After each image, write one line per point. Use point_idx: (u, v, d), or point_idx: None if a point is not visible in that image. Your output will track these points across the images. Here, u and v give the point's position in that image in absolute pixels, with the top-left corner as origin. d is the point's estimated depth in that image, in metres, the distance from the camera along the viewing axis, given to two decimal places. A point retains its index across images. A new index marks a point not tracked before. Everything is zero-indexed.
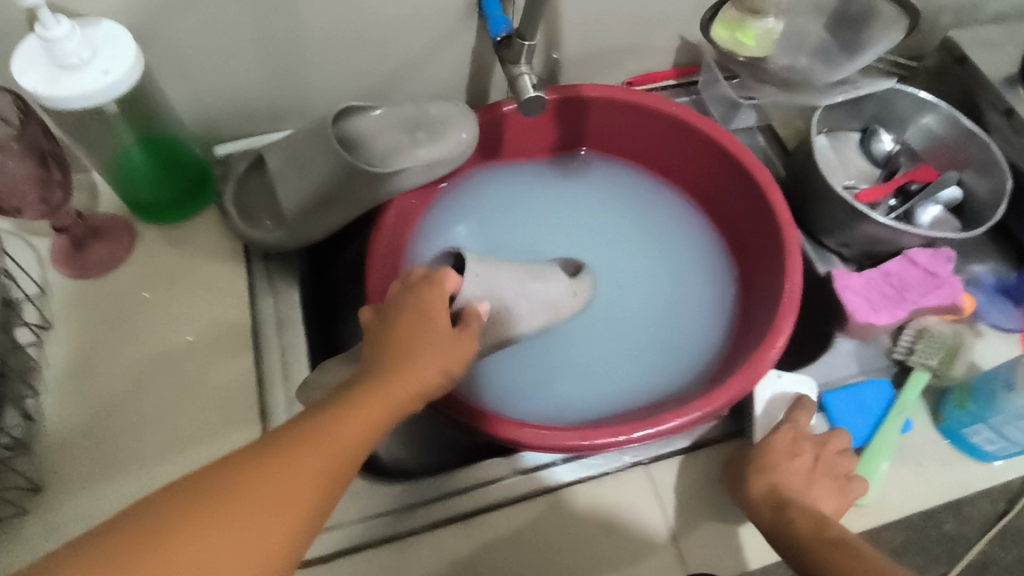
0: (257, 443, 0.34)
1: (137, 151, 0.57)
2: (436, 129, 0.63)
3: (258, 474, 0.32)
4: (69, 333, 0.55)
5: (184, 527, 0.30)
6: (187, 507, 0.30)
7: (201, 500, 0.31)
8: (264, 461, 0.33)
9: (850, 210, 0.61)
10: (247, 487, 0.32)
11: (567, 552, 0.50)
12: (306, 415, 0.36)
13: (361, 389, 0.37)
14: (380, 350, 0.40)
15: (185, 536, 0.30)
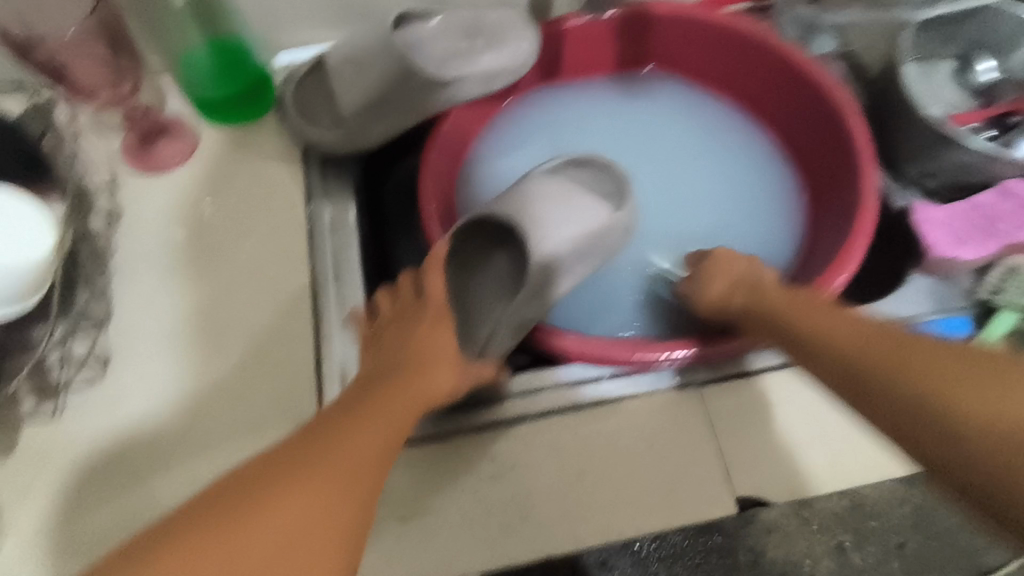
0: (291, 449, 0.37)
1: (201, 50, 0.58)
2: (497, 37, 0.60)
3: (317, 457, 0.36)
4: (136, 224, 0.57)
5: (232, 530, 0.32)
6: (233, 509, 0.33)
7: (269, 481, 0.35)
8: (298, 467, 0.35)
9: (939, 136, 0.56)
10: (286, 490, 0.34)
11: (611, 462, 0.50)
12: (339, 415, 0.40)
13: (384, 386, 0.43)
14: (397, 360, 0.46)
15: (232, 533, 0.32)
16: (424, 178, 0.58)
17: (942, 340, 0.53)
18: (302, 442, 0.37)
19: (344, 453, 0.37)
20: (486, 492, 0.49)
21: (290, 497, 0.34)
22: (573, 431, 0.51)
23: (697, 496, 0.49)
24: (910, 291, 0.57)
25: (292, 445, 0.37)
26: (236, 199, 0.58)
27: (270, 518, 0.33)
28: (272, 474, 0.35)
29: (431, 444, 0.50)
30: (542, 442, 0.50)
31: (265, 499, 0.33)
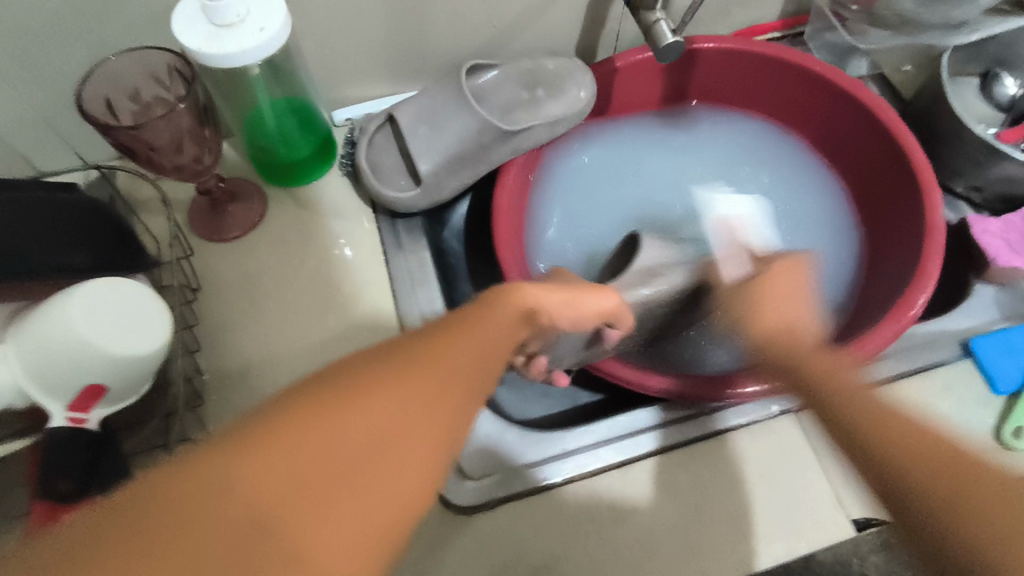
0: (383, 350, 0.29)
1: (268, 113, 0.58)
2: (557, 85, 0.62)
3: (412, 360, 0.28)
4: (218, 294, 0.56)
5: (344, 406, 0.25)
6: (339, 391, 0.26)
7: (359, 384, 0.26)
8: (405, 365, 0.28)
9: (988, 150, 0.59)
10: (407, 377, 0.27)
11: (722, 494, 0.51)
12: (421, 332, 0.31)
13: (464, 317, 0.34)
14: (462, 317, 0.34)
15: (340, 412, 0.25)
16: (500, 225, 0.58)
17: (1017, 347, 0.55)
18: (384, 354, 0.29)
19: (426, 381, 0.28)
20: (607, 537, 0.49)
21: (382, 398, 0.26)
22: (682, 468, 0.52)
23: (812, 525, 0.49)
24: (976, 301, 0.59)
25: (373, 356, 0.29)
26: (313, 261, 0.59)
27: (361, 424, 0.25)
28: (359, 379, 0.27)
29: (546, 494, 0.51)
30: (653, 480, 0.51)
31: (356, 398, 0.26)
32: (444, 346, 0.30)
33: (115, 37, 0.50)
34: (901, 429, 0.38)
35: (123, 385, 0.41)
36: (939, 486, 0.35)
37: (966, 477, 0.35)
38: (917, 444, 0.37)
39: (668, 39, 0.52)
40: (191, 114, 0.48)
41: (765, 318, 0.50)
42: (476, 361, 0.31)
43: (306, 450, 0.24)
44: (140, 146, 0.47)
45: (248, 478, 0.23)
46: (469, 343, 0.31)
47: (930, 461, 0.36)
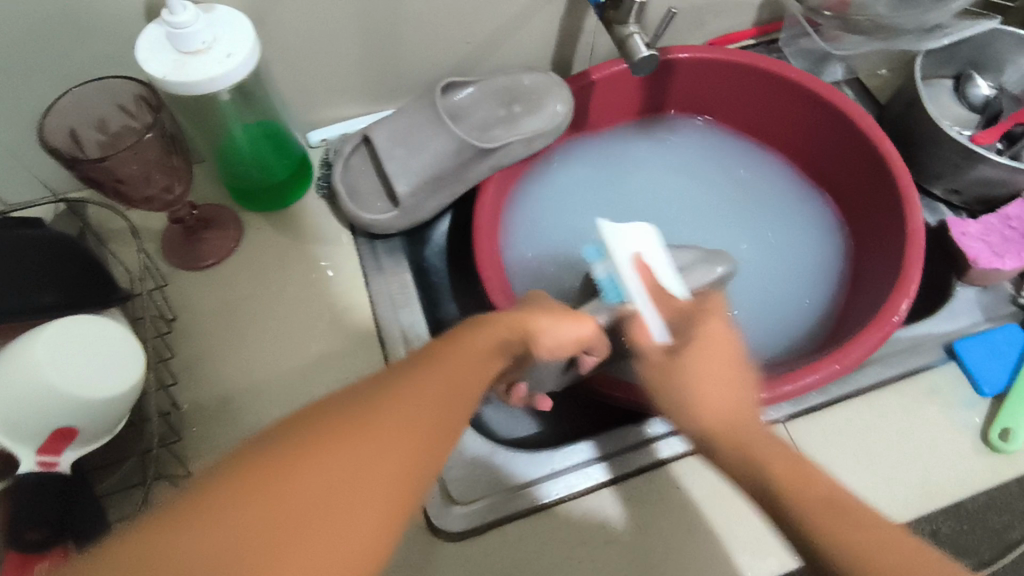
0: (351, 393, 0.32)
1: (240, 138, 0.57)
2: (534, 101, 0.62)
3: (374, 410, 0.30)
4: (195, 324, 0.55)
5: (306, 454, 0.27)
6: (303, 440, 0.28)
7: (310, 442, 0.28)
8: (366, 412, 0.30)
9: (964, 152, 0.59)
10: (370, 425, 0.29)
11: (714, 508, 0.50)
12: (385, 376, 0.33)
13: (435, 355, 0.35)
14: (431, 357, 0.34)
15: (306, 463, 0.27)
16: (480, 244, 0.57)
17: (999, 348, 0.56)
18: (338, 407, 0.30)
19: (377, 431, 0.29)
20: (599, 558, 0.48)
21: (333, 453, 0.28)
22: (673, 485, 0.51)
23: None
24: (959, 303, 0.59)
25: (330, 408, 0.30)
26: (292, 287, 0.57)
27: (311, 480, 0.27)
28: (309, 433, 0.28)
29: (537, 517, 0.50)
30: (645, 499, 0.51)
31: (305, 456, 0.27)
32: (401, 396, 0.31)
33: (80, 67, 0.49)
34: (850, 514, 0.36)
35: (94, 425, 0.40)
36: (832, 568, 0.34)
37: (874, 551, 0.34)
38: (871, 530, 0.35)
39: (642, 53, 0.52)
40: (158, 143, 0.47)
41: (707, 395, 0.43)
42: (436, 404, 0.32)
43: (265, 498, 0.26)
44: (107, 179, 0.46)
45: (200, 540, 0.25)
46: (433, 388, 0.32)
47: (835, 531, 0.35)
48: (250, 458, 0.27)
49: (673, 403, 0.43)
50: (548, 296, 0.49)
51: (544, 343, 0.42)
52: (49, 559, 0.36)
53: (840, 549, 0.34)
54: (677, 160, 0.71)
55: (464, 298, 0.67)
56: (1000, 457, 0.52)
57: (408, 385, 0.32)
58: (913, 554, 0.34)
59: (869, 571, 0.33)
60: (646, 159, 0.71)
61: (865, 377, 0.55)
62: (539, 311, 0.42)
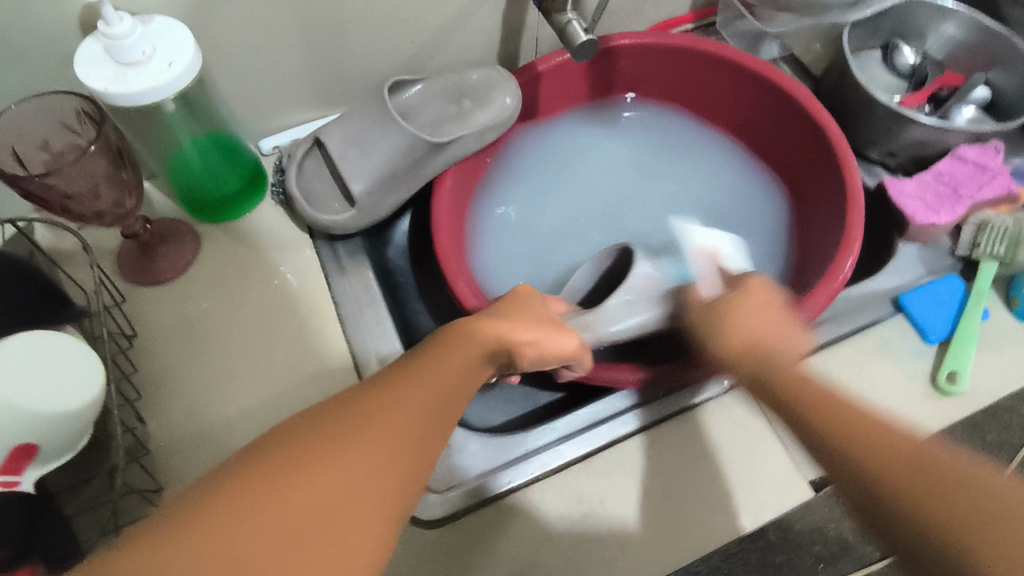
0: (335, 404, 0.32)
1: (191, 151, 0.56)
2: (482, 95, 0.63)
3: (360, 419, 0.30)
4: (157, 339, 0.55)
5: (287, 476, 0.27)
6: (283, 462, 0.27)
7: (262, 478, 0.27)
8: (351, 422, 0.30)
9: (895, 116, 0.62)
10: (358, 435, 0.29)
11: (686, 471, 0.52)
12: (368, 383, 0.33)
13: (421, 359, 0.35)
14: (412, 363, 0.35)
15: (292, 481, 0.27)
16: (440, 238, 0.58)
17: (942, 298, 0.58)
18: (321, 420, 0.30)
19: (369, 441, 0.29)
20: (579, 535, 0.49)
21: (288, 487, 0.26)
22: (645, 454, 0.52)
23: (775, 493, 0.51)
24: (901, 260, 0.62)
25: (312, 422, 0.30)
26: (255, 294, 0.57)
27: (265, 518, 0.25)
28: (292, 453, 0.28)
29: (517, 496, 0.51)
30: (619, 471, 0.52)
31: (296, 470, 0.27)
32: (390, 400, 0.32)
33: (16, 85, 0.49)
34: (858, 420, 0.38)
35: (56, 441, 0.40)
36: (862, 480, 0.36)
37: (920, 479, 0.35)
38: (914, 466, 0.35)
39: (581, 38, 0.53)
40: (104, 157, 0.47)
41: (745, 325, 0.46)
42: (427, 406, 0.32)
43: (244, 520, 0.25)
44: (54, 196, 0.46)
45: (194, 557, 0.24)
46: (420, 391, 0.33)
47: (885, 469, 0.35)
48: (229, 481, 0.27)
49: (707, 335, 0.48)
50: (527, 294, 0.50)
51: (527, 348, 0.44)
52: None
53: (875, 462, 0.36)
54: (635, 142, 0.73)
55: (429, 294, 0.67)
56: (949, 401, 0.55)
57: (392, 392, 0.32)
58: (945, 473, 0.35)
59: (905, 479, 0.35)
60: (606, 142, 0.73)
61: (822, 335, 0.58)
62: (521, 322, 0.45)
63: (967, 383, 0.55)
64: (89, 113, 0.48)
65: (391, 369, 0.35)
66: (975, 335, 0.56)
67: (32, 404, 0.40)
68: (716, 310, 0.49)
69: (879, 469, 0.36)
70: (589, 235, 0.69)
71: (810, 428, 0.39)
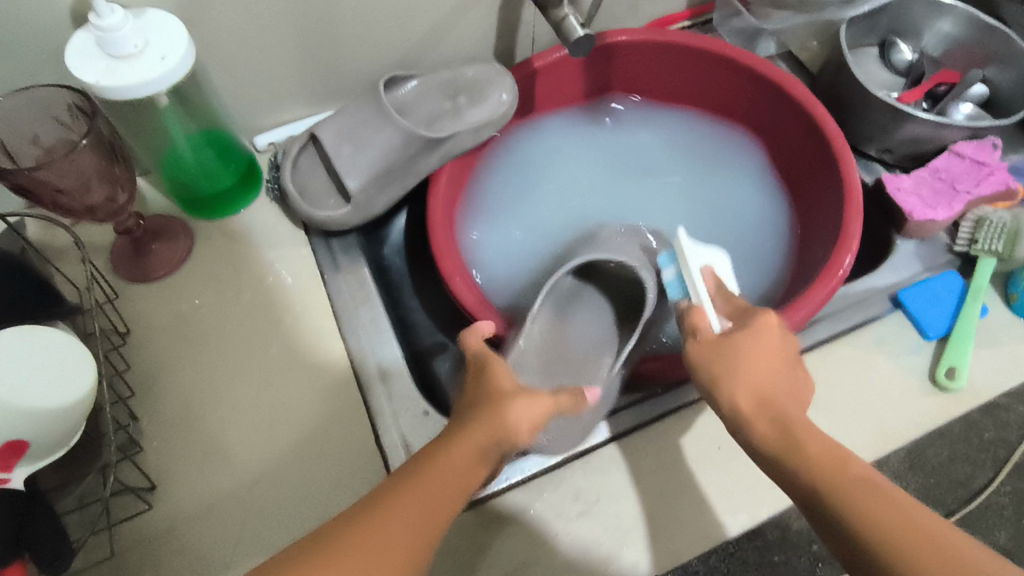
0: (342, 516, 0.36)
1: (185, 146, 0.56)
2: (478, 91, 0.62)
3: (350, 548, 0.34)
4: (149, 337, 0.54)
5: None
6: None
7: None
8: (343, 549, 0.34)
9: (892, 113, 0.62)
10: (344, 569, 0.33)
11: (684, 467, 0.52)
12: (375, 493, 0.37)
13: (422, 465, 0.38)
14: (414, 469, 0.38)
15: None
16: (436, 235, 0.58)
17: (939, 294, 0.58)
18: (324, 540, 0.34)
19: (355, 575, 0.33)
20: (576, 532, 0.49)
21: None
22: (643, 451, 0.52)
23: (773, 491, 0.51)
24: (899, 256, 0.62)
25: (315, 538, 0.35)
26: (250, 291, 0.57)
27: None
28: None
29: (514, 493, 0.51)
30: (617, 468, 0.51)
31: None
32: (382, 525, 0.35)
33: (7, 79, 0.48)
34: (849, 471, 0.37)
35: (47, 439, 0.39)
36: (852, 530, 0.35)
37: (924, 547, 0.33)
38: (920, 535, 0.34)
39: (577, 33, 0.53)
40: (96, 152, 0.47)
41: (752, 372, 0.42)
42: (418, 527, 0.35)
43: None
44: (44, 191, 0.45)
45: None
46: (411, 510, 0.35)
47: (870, 518, 0.35)
48: None
49: (716, 373, 0.42)
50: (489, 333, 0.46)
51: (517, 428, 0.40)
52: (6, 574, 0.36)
53: (870, 525, 0.35)
54: (631, 138, 0.73)
55: (425, 292, 0.67)
56: (948, 397, 0.55)
57: (385, 514, 0.35)
58: (954, 545, 0.34)
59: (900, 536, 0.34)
60: (601, 137, 0.73)
61: (821, 331, 0.58)
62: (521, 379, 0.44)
63: (966, 379, 0.54)
64: (79, 106, 0.47)
65: (395, 475, 0.38)
66: (973, 331, 0.56)
67: (24, 400, 0.39)
68: (722, 349, 0.43)
69: (882, 530, 0.34)
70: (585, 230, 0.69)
71: (807, 484, 0.37)
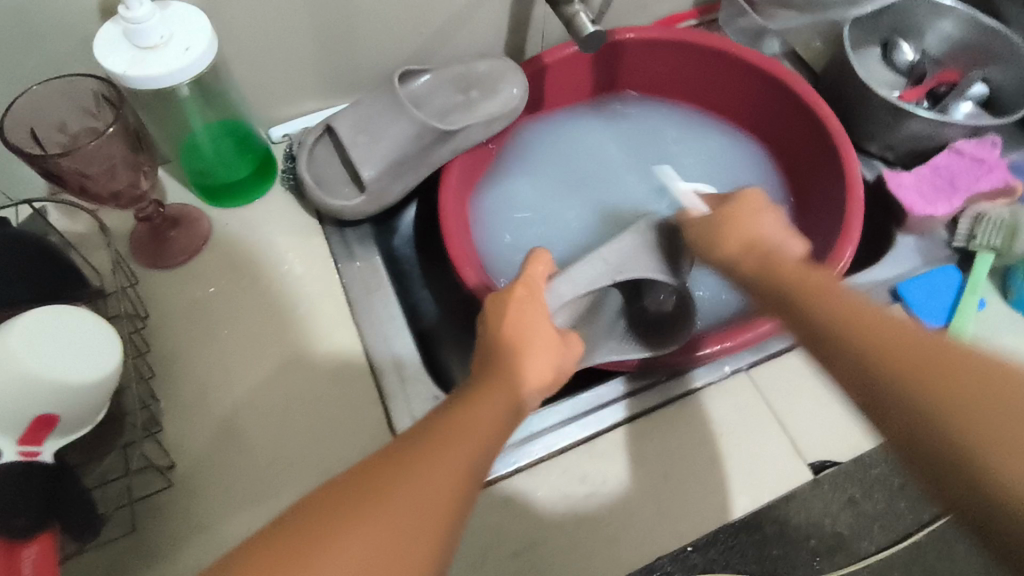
0: (378, 458, 0.35)
1: (204, 135, 0.58)
2: (490, 86, 0.64)
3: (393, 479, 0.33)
4: (168, 321, 0.56)
5: (324, 538, 0.31)
6: (323, 521, 0.32)
7: (333, 515, 0.32)
8: (385, 482, 0.33)
9: (894, 111, 0.63)
10: (385, 500, 0.33)
11: (688, 452, 0.53)
12: (408, 437, 0.37)
13: (452, 414, 0.38)
14: (445, 416, 0.38)
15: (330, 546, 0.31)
16: (448, 224, 0.59)
17: (938, 287, 0.59)
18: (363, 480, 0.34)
19: (399, 505, 0.32)
20: (582, 513, 0.51)
21: (352, 525, 0.31)
22: (649, 436, 0.54)
23: (775, 476, 0.52)
24: (899, 251, 0.63)
25: (351, 479, 0.34)
26: (267, 278, 0.58)
27: (344, 552, 0.31)
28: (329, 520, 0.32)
29: (522, 476, 0.52)
30: (625, 453, 0.53)
31: (322, 541, 0.31)
32: (423, 462, 0.34)
33: (35, 69, 0.50)
34: (908, 360, 0.34)
35: (76, 413, 0.42)
36: (946, 432, 0.32)
37: (988, 416, 0.31)
38: (949, 388, 0.33)
39: (588, 29, 0.54)
40: (123, 140, 0.48)
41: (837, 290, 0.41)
42: (458, 467, 0.35)
43: None
44: (70, 175, 0.47)
45: None
46: (448, 448, 0.35)
47: (967, 426, 0.31)
48: (284, 533, 0.32)
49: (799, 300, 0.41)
50: (520, 299, 0.48)
51: (530, 377, 0.44)
52: (37, 544, 0.39)
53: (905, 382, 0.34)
54: (637, 132, 0.74)
55: (435, 282, 0.68)
56: None
57: (427, 451, 0.35)
58: None
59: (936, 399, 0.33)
60: (608, 130, 0.74)
61: None
62: (541, 350, 0.46)
63: None
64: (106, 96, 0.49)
65: (424, 424, 0.38)
66: (971, 324, 0.57)
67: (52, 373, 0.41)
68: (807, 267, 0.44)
69: (893, 377, 0.34)
70: (590, 220, 0.71)
71: (849, 352, 0.37)
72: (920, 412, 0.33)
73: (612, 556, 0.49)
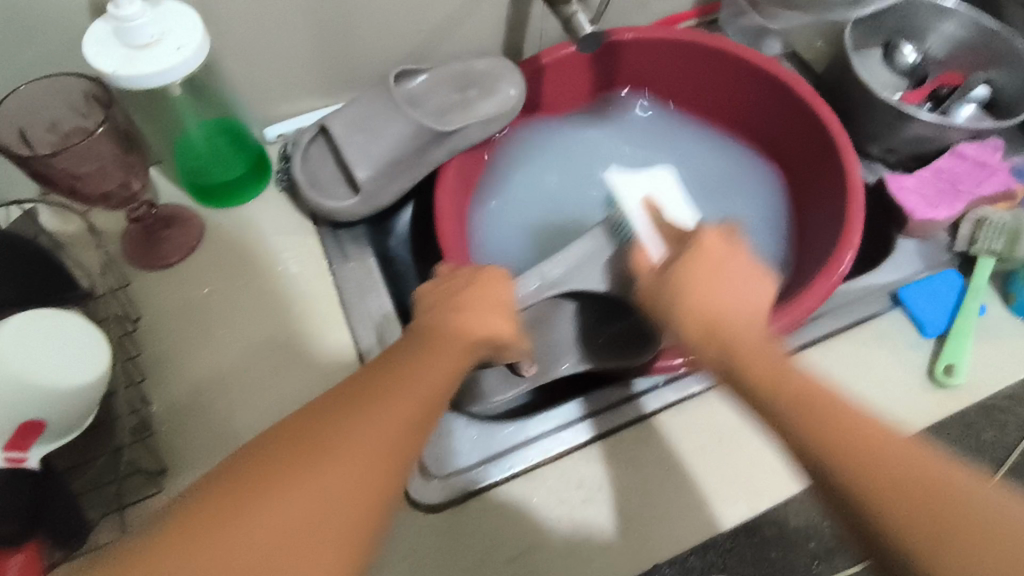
0: (320, 407, 0.37)
1: (198, 133, 0.57)
2: (487, 86, 0.63)
3: (323, 434, 0.35)
4: (159, 324, 0.55)
5: (254, 493, 0.33)
6: (255, 477, 0.33)
7: (252, 484, 0.33)
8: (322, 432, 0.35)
9: (895, 113, 0.62)
10: (319, 453, 0.34)
11: (684, 458, 0.52)
12: (356, 385, 0.38)
13: (398, 368, 0.39)
14: (389, 367, 0.39)
15: (261, 497, 0.33)
16: (442, 226, 0.58)
17: (939, 292, 0.59)
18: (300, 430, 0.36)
19: (330, 461, 0.34)
20: (577, 519, 0.50)
21: (282, 493, 0.33)
22: (645, 442, 0.53)
23: (772, 483, 0.51)
24: (900, 255, 0.63)
25: (288, 429, 0.36)
26: (259, 280, 0.58)
27: (277, 504, 0.33)
28: (266, 470, 0.34)
29: (516, 482, 0.51)
30: (621, 459, 0.52)
31: (253, 497, 0.33)
32: (360, 415, 0.36)
33: (23, 68, 0.49)
34: (803, 394, 0.38)
35: (64, 417, 0.41)
36: (839, 476, 0.35)
37: (877, 469, 0.34)
38: (872, 450, 0.35)
39: (586, 29, 0.54)
40: (112, 139, 0.48)
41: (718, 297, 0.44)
42: (398, 422, 0.36)
43: (219, 534, 0.32)
44: (60, 175, 0.46)
45: (187, 551, 0.31)
46: (385, 404, 0.36)
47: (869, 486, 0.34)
48: (226, 479, 0.34)
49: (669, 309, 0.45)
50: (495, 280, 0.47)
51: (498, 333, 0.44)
52: (23, 551, 0.39)
53: (806, 425, 0.37)
54: (635, 131, 0.74)
55: (431, 284, 0.68)
56: (947, 393, 0.56)
57: (366, 404, 0.36)
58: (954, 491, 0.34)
59: (856, 469, 0.35)
60: (605, 127, 0.74)
61: (823, 325, 0.59)
62: (493, 311, 0.45)
63: (964, 376, 0.55)
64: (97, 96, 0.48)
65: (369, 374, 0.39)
66: (972, 329, 0.57)
67: (41, 378, 0.40)
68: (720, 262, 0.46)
69: (782, 403, 0.38)
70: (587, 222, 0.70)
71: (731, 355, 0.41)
72: (839, 478, 0.35)
73: (606, 561, 0.49)
